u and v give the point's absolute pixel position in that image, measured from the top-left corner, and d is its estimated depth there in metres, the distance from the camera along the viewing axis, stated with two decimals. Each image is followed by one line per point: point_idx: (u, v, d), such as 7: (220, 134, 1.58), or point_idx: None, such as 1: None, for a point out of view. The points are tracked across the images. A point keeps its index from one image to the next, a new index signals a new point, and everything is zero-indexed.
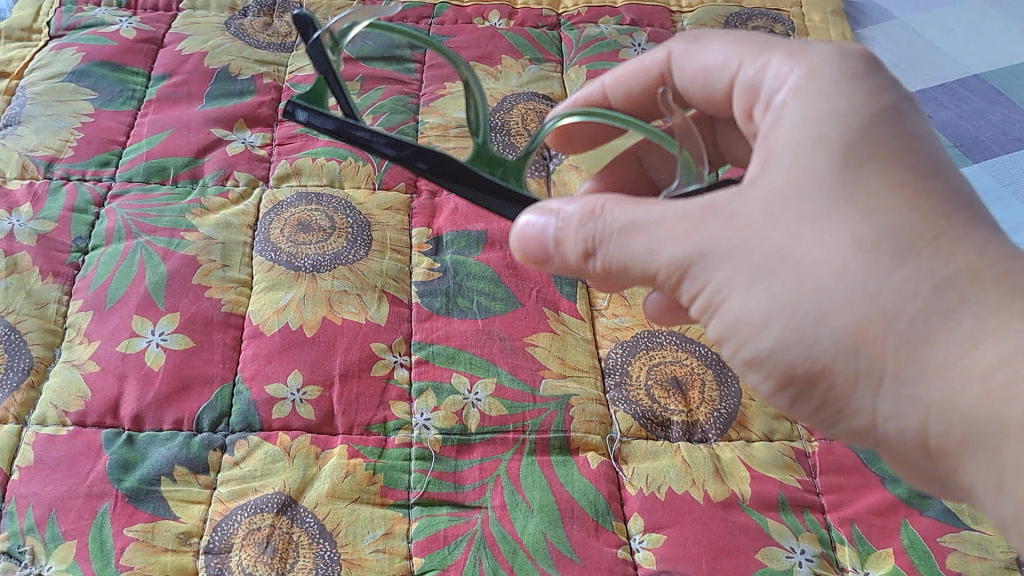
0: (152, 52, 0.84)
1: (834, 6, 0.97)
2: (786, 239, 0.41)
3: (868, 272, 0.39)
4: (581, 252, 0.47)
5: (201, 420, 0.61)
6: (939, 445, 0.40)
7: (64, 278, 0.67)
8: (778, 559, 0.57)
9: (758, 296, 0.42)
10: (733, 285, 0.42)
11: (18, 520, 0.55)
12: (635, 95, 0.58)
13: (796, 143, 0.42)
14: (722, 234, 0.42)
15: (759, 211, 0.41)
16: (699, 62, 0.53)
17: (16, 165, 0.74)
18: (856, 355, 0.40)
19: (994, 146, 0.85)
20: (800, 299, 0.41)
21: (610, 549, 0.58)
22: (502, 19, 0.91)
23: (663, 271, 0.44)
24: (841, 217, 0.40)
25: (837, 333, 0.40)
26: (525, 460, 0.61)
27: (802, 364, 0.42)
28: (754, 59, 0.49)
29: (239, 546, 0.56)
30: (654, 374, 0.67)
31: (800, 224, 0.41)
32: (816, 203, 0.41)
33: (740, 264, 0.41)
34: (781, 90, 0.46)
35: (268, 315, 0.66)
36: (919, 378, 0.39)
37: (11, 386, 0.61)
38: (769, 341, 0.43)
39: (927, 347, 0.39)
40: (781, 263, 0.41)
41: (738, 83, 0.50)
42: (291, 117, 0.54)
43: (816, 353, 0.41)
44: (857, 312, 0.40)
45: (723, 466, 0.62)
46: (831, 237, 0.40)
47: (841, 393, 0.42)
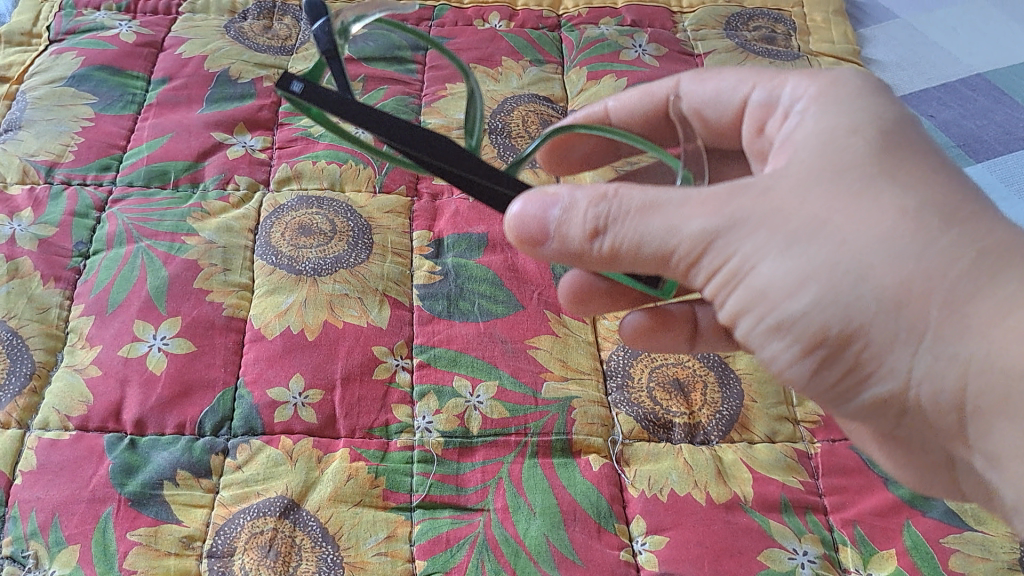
0: (152, 56, 0.84)
1: (835, 5, 0.97)
2: (828, 208, 0.42)
3: (912, 238, 0.41)
4: (588, 232, 0.45)
5: (203, 424, 0.61)
6: (973, 405, 0.42)
7: (66, 283, 0.67)
8: (780, 560, 0.57)
9: (792, 263, 0.42)
10: (767, 251, 0.43)
11: (22, 525, 0.56)
12: (636, 115, 0.58)
13: (832, 129, 0.45)
14: (757, 206, 0.43)
15: (801, 183, 0.43)
16: (710, 86, 0.54)
17: (17, 169, 0.74)
18: (898, 314, 0.41)
19: (997, 146, 0.85)
20: (841, 260, 0.41)
21: (612, 551, 0.58)
22: (502, 21, 0.91)
23: (684, 247, 0.44)
24: (878, 188, 0.42)
25: (880, 292, 0.41)
26: (527, 462, 0.61)
27: (837, 325, 0.43)
28: (770, 80, 0.51)
29: (242, 549, 0.56)
30: (657, 377, 0.67)
31: (842, 194, 0.42)
32: (855, 176, 0.43)
33: (778, 230, 0.42)
34: (804, 98, 0.48)
35: (270, 319, 0.66)
36: (960, 337, 0.41)
37: (13, 392, 0.61)
38: (801, 306, 0.43)
39: (969, 307, 0.41)
40: (820, 230, 0.42)
41: (753, 101, 0.52)
42: (284, 88, 0.44)
43: (854, 312, 0.42)
44: (901, 273, 0.41)
45: (725, 468, 0.62)
46: (874, 206, 0.42)
47: (876, 353, 0.43)
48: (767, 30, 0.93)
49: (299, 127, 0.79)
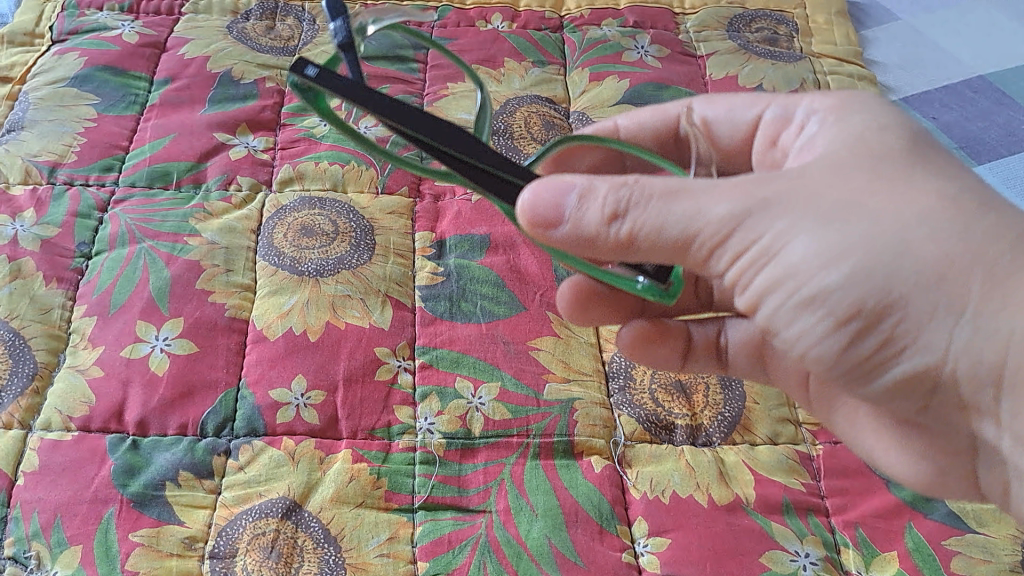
0: (155, 57, 0.84)
1: (837, 6, 0.97)
2: (866, 189, 0.43)
3: (950, 218, 0.42)
4: (606, 216, 0.45)
5: (206, 425, 0.61)
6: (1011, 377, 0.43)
7: (68, 283, 0.67)
8: (782, 562, 0.57)
9: (828, 238, 0.42)
10: (803, 228, 0.43)
11: (24, 525, 0.56)
12: (645, 130, 0.61)
13: (861, 131, 0.47)
14: (791, 187, 0.43)
15: (837, 168, 0.44)
16: (723, 104, 0.57)
17: (19, 170, 0.74)
18: (940, 285, 0.42)
19: (999, 147, 0.85)
20: (882, 234, 0.42)
21: (615, 553, 0.58)
22: (505, 22, 0.91)
23: (712, 229, 0.43)
24: (913, 176, 0.44)
25: (922, 265, 0.42)
26: (529, 464, 0.61)
27: (875, 297, 0.43)
28: (782, 100, 0.54)
29: (244, 550, 0.56)
30: (659, 378, 0.67)
31: (878, 179, 0.43)
32: (890, 166, 0.44)
33: (815, 207, 0.42)
34: (825, 108, 0.51)
35: (272, 319, 0.66)
36: (1001, 310, 0.41)
37: (16, 392, 0.61)
38: (837, 280, 0.43)
39: (1009, 282, 0.41)
40: (858, 209, 0.42)
41: (767, 116, 0.55)
42: (297, 72, 0.44)
43: (895, 284, 0.42)
44: (941, 247, 0.42)
45: (727, 470, 0.62)
46: (911, 190, 0.43)
47: (913, 327, 0.43)
48: (769, 31, 0.93)
49: (302, 128, 0.79)
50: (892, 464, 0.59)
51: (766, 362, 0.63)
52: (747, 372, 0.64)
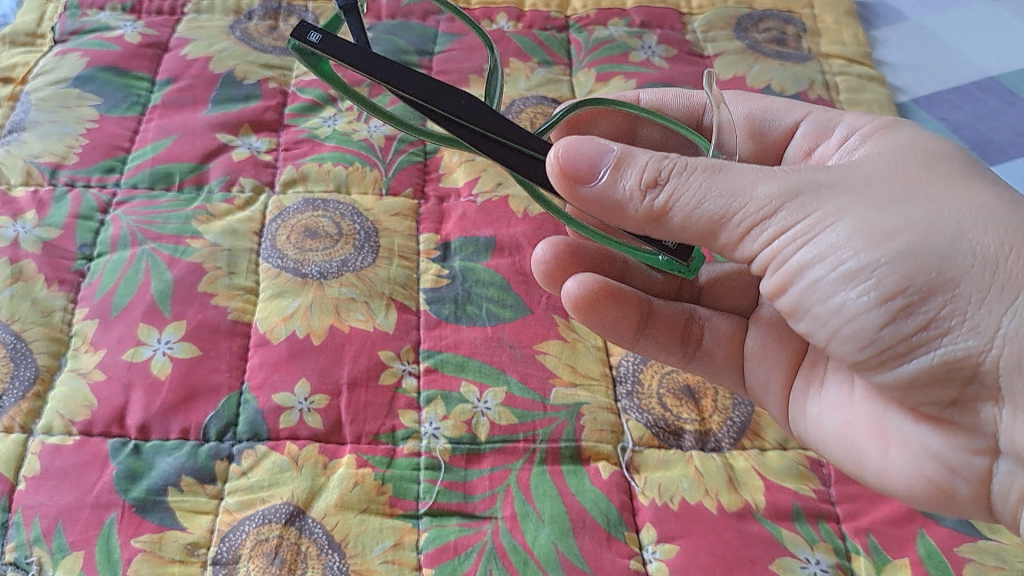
0: (157, 57, 0.83)
1: (846, 6, 0.96)
2: (915, 183, 0.46)
3: (1004, 215, 0.44)
4: (646, 183, 0.45)
5: (208, 429, 0.60)
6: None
7: (70, 286, 0.67)
8: (793, 570, 0.57)
9: (880, 218, 0.44)
10: (850, 209, 0.44)
11: (25, 531, 0.55)
12: (670, 109, 0.64)
13: (913, 138, 0.50)
14: (840, 176, 0.45)
15: (886, 166, 0.47)
16: (757, 102, 0.62)
17: (20, 171, 0.73)
18: (992, 270, 0.43)
19: (1009, 148, 0.84)
20: (933, 220, 0.44)
21: (622, 560, 0.57)
22: (510, 22, 0.90)
23: (758, 205, 0.45)
24: (967, 181, 0.46)
25: (975, 250, 0.43)
26: (535, 469, 0.60)
27: (926, 275, 0.43)
28: (821, 113, 0.60)
29: (247, 557, 0.55)
30: (667, 383, 0.66)
31: (928, 176, 0.46)
32: (942, 171, 0.47)
33: (866, 192, 0.45)
34: (870, 126, 0.55)
35: (275, 323, 0.65)
36: None
37: (17, 395, 0.61)
38: (889, 255, 0.43)
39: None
40: (908, 199, 0.44)
41: (804, 126, 0.60)
42: (300, 37, 0.47)
43: (947, 263, 0.43)
44: (994, 237, 0.43)
45: (737, 476, 0.61)
46: (962, 190, 0.45)
47: (960, 310, 0.43)
48: (777, 31, 0.93)
49: (305, 128, 0.79)
50: (889, 466, 0.52)
51: (747, 352, 0.63)
52: (721, 369, 0.64)
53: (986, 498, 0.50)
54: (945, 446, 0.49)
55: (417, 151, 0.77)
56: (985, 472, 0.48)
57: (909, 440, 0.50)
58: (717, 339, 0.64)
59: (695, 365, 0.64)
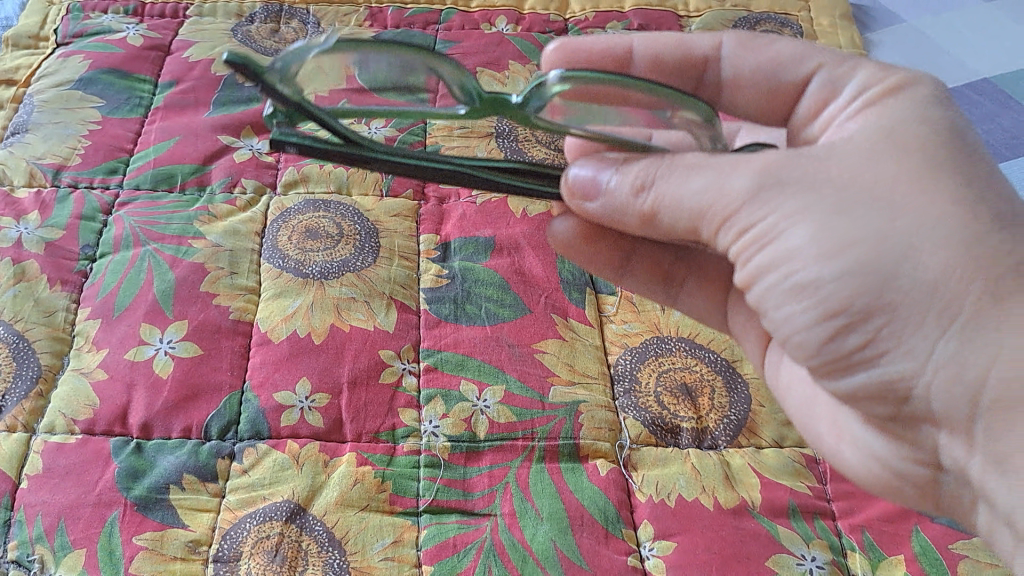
0: (160, 60, 0.84)
1: (842, 10, 0.97)
2: (886, 179, 0.41)
3: (967, 226, 0.40)
4: (635, 187, 0.46)
5: (210, 427, 0.61)
6: (996, 397, 0.41)
7: (72, 286, 0.67)
8: (789, 566, 0.57)
9: (835, 229, 0.41)
10: (806, 214, 0.42)
11: (28, 528, 0.55)
12: (667, 68, 0.55)
13: (900, 114, 0.44)
14: (806, 172, 0.42)
15: (861, 153, 0.42)
16: (764, 52, 0.52)
17: (24, 172, 0.74)
18: (935, 294, 0.40)
19: (1004, 150, 0.84)
20: (890, 231, 0.40)
21: (621, 557, 0.57)
22: (509, 25, 0.91)
23: (727, 202, 0.43)
24: (943, 178, 0.41)
25: (923, 271, 0.40)
26: (533, 467, 0.61)
27: (866, 297, 0.41)
28: (837, 61, 0.50)
29: (249, 554, 0.55)
30: (664, 381, 0.66)
31: (904, 169, 0.41)
32: (920, 161, 0.42)
33: (827, 194, 0.41)
34: (875, 87, 0.46)
35: (277, 322, 0.66)
36: (996, 326, 0.40)
37: (20, 395, 0.61)
38: (835, 271, 0.42)
39: (1009, 302, 0.40)
40: (872, 202, 0.41)
41: (814, 83, 0.50)
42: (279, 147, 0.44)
43: (889, 286, 0.41)
44: (948, 258, 0.40)
45: (733, 473, 0.62)
46: (936, 191, 0.41)
47: (896, 333, 0.42)
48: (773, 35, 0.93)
49: None
50: (844, 458, 0.55)
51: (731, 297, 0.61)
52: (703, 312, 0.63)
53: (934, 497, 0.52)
54: (889, 453, 0.52)
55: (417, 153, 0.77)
56: (930, 479, 0.50)
57: (857, 439, 0.54)
58: (702, 284, 0.62)
59: (681, 304, 0.64)
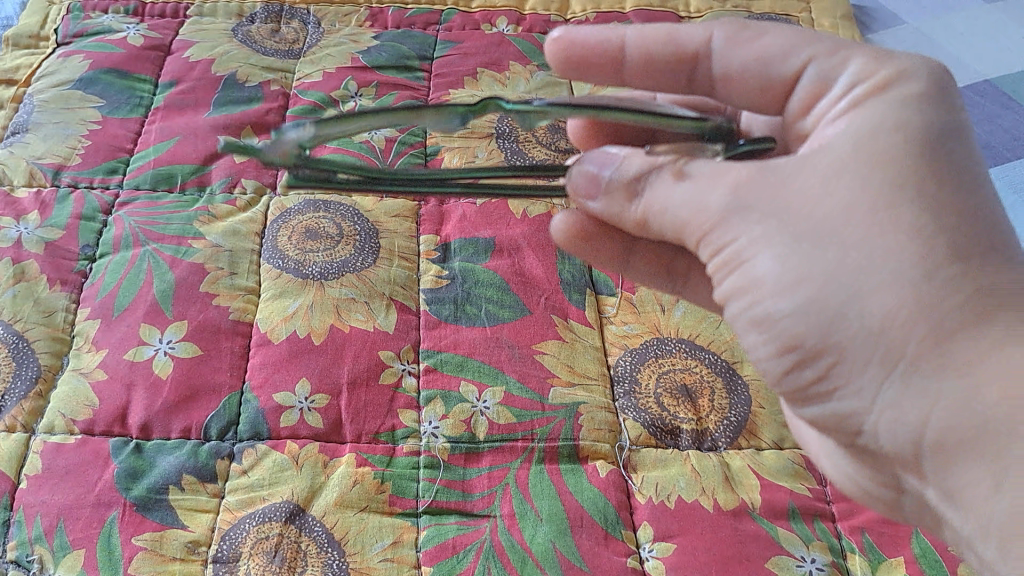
0: (160, 60, 0.84)
1: (843, 11, 0.97)
2: (841, 210, 0.40)
3: (915, 261, 0.39)
4: (627, 194, 0.47)
5: (209, 428, 0.61)
6: (935, 441, 0.40)
7: (72, 286, 0.67)
8: (789, 568, 0.57)
9: (791, 261, 0.42)
10: (763, 245, 0.42)
11: (27, 529, 0.55)
12: (657, 64, 0.52)
13: (874, 124, 0.42)
14: (767, 199, 0.42)
15: (823, 175, 0.42)
16: (754, 48, 0.48)
17: (24, 172, 0.74)
18: (878, 337, 0.40)
19: (1005, 151, 0.84)
20: (837, 269, 0.40)
21: (620, 558, 0.57)
22: (510, 26, 0.91)
23: (702, 218, 0.44)
24: (898, 207, 0.40)
25: (866, 313, 0.40)
26: (533, 468, 0.61)
27: (814, 335, 0.42)
28: (828, 53, 0.46)
29: (248, 554, 0.55)
30: (664, 382, 0.66)
31: (859, 198, 0.40)
32: (876, 187, 0.40)
33: (783, 226, 0.42)
34: (865, 83, 0.44)
35: (277, 323, 0.66)
36: (938, 371, 0.39)
37: (20, 395, 0.61)
38: (790, 307, 0.42)
39: (953, 344, 0.39)
40: (824, 235, 0.41)
41: (806, 78, 0.46)
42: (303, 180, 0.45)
43: (833, 327, 0.41)
44: (892, 299, 0.39)
45: (732, 475, 0.62)
46: (890, 223, 0.40)
47: (845, 373, 0.42)
48: None
49: None
50: (831, 475, 0.56)
51: None
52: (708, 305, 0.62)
53: (904, 512, 0.51)
54: (862, 476, 0.52)
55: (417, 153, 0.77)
56: (896, 499, 0.50)
57: (835, 459, 0.55)
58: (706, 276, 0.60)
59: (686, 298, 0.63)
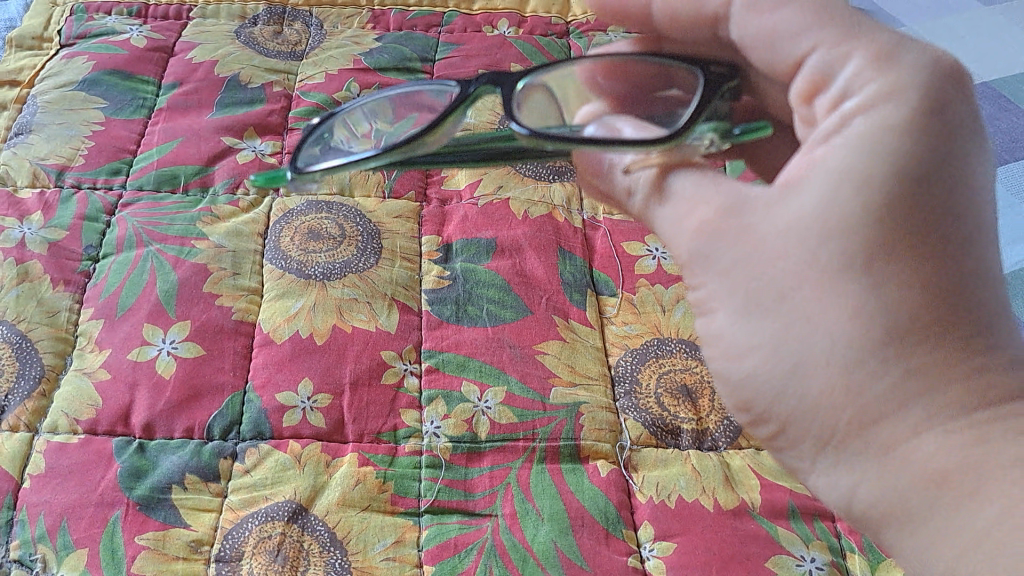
0: (163, 61, 0.84)
1: None
2: (789, 277, 0.38)
3: (857, 341, 0.37)
4: (626, 188, 0.46)
5: (212, 428, 0.61)
6: (861, 512, 0.40)
7: (75, 286, 0.67)
8: (789, 568, 0.57)
9: (741, 325, 0.40)
10: (721, 303, 0.41)
11: (30, 528, 0.56)
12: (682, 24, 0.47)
13: (842, 167, 0.38)
14: (725, 256, 0.40)
15: (780, 233, 0.39)
16: (769, 20, 0.42)
17: (27, 173, 0.74)
18: (814, 414, 0.39)
19: (1003, 153, 0.85)
20: (781, 340, 0.39)
21: (621, 557, 0.58)
22: (511, 27, 0.91)
23: (676, 250, 0.43)
24: (845, 277, 0.37)
25: (804, 391, 0.39)
26: (534, 468, 0.61)
27: (758, 403, 0.41)
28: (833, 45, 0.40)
29: (250, 553, 0.56)
30: (664, 382, 0.67)
31: (811, 265, 0.38)
32: (826, 254, 0.37)
33: (737, 288, 0.40)
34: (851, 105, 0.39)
35: (279, 323, 0.66)
36: (864, 454, 0.38)
37: (23, 395, 0.62)
38: (736, 373, 0.42)
39: (876, 426, 0.37)
40: (776, 300, 0.39)
41: (809, 71, 0.40)
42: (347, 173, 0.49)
43: (775, 399, 0.40)
44: (825, 380, 0.38)
45: (732, 474, 0.62)
46: (836, 295, 0.37)
47: (788, 438, 0.42)
48: None
49: None
50: None
51: None
52: None
53: None
54: None
55: None
56: None
57: None
58: None
59: None
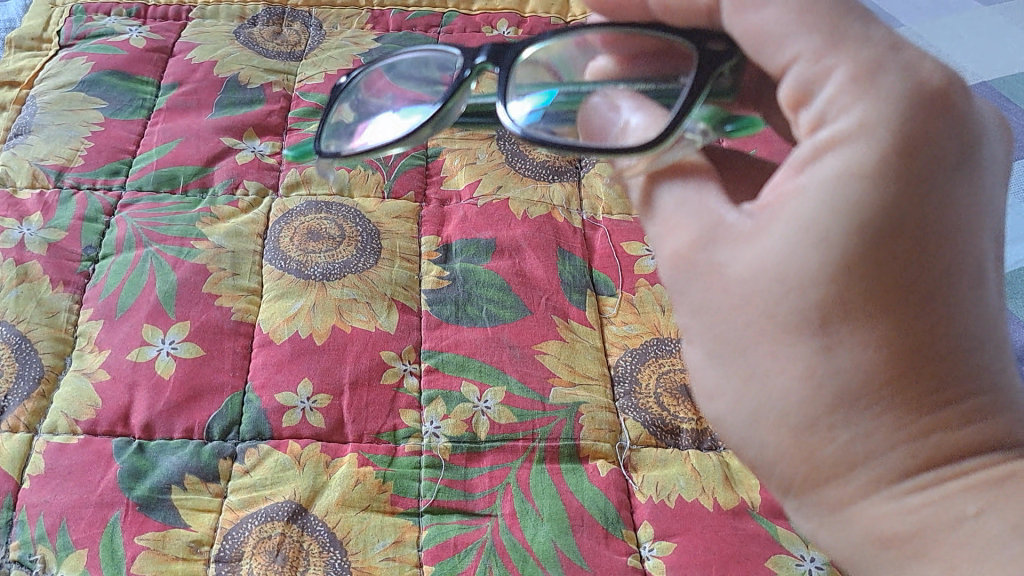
0: (162, 62, 0.84)
1: None
2: (749, 335, 0.39)
3: (810, 403, 0.38)
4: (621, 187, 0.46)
5: (211, 428, 0.61)
6: (823, 550, 0.43)
7: (75, 287, 0.68)
8: (789, 567, 0.57)
9: (706, 375, 0.42)
10: (693, 344, 0.42)
11: (29, 529, 0.56)
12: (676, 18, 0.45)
13: (805, 217, 0.37)
14: (692, 305, 0.41)
15: (742, 284, 0.39)
16: (757, 20, 0.40)
17: (26, 174, 0.74)
18: (774, 466, 0.41)
19: None
20: (743, 394, 0.41)
21: (621, 557, 0.58)
22: (510, 28, 0.92)
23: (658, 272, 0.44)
24: (801, 338, 0.38)
25: (762, 445, 0.41)
26: (534, 468, 0.61)
27: (727, 440, 0.44)
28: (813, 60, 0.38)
29: (250, 554, 0.56)
30: (664, 382, 0.67)
31: (768, 326, 0.39)
32: (782, 315, 0.38)
33: (704, 337, 0.42)
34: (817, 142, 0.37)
35: (279, 323, 0.66)
36: (820, 505, 0.41)
37: (22, 395, 0.62)
38: (707, 412, 0.44)
39: (830, 485, 0.40)
40: (737, 353, 0.40)
41: (792, 84, 0.39)
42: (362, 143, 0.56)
43: (739, 445, 0.43)
44: (781, 438, 0.40)
45: (732, 474, 0.62)
46: (791, 357, 0.38)
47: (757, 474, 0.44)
48: None
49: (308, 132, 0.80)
50: None
51: None
52: None
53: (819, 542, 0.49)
54: None
55: (418, 155, 0.79)
56: None
57: None
58: None
59: None
